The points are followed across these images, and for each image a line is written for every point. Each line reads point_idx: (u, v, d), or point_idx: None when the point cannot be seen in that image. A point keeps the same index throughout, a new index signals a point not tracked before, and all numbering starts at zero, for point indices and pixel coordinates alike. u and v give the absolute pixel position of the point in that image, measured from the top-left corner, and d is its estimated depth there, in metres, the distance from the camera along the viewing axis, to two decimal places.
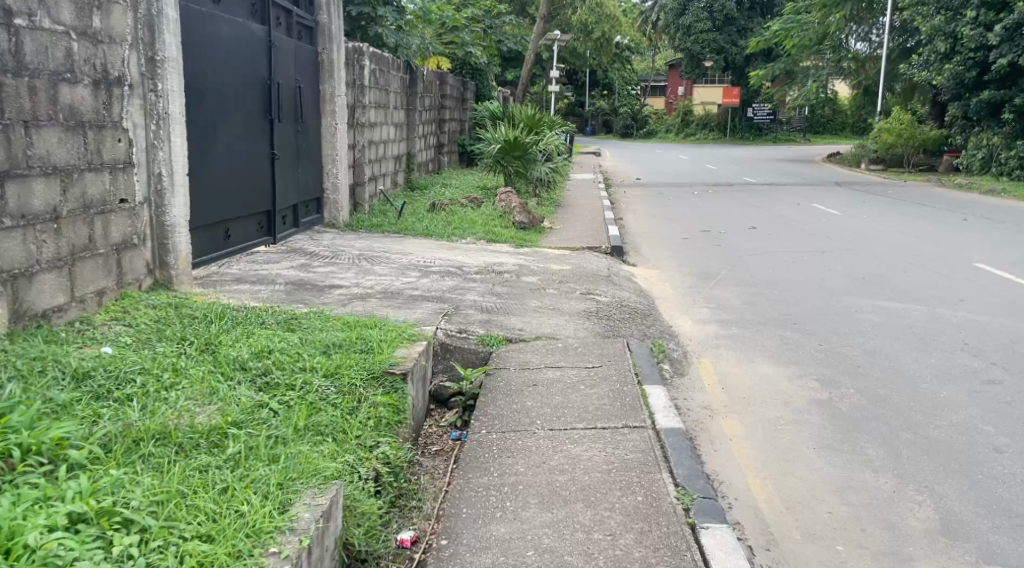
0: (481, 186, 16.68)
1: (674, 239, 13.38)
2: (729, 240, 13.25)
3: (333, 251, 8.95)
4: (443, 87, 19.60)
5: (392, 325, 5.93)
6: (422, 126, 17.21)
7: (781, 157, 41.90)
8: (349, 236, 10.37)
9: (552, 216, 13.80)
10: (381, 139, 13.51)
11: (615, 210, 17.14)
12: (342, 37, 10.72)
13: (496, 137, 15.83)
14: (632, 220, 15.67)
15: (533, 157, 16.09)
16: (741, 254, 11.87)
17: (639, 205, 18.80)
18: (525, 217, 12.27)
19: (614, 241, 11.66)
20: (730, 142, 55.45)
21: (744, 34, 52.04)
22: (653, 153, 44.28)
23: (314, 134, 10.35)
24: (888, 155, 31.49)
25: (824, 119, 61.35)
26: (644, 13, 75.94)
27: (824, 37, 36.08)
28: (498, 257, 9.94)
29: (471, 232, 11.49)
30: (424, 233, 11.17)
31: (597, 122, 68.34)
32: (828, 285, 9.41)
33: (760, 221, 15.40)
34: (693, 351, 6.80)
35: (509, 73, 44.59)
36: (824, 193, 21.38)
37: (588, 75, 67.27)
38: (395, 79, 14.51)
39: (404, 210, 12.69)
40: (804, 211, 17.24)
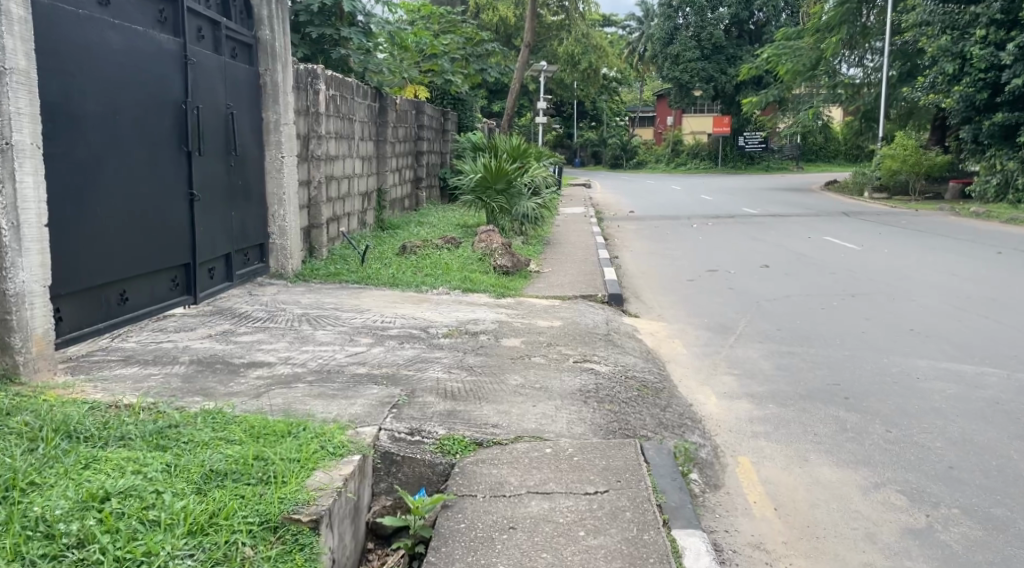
0: (460, 224, 15.09)
1: (678, 282, 11.85)
2: (740, 281, 11.71)
3: (272, 311, 7.35)
4: (421, 117, 18.11)
5: (314, 428, 4.29)
6: (395, 159, 15.68)
7: (776, 186, 40.52)
8: (299, 288, 8.78)
9: (538, 257, 12.22)
10: (342, 175, 11.96)
11: (610, 247, 15.59)
12: (289, 55, 9.22)
13: (476, 170, 14.28)
14: (628, 260, 14.10)
15: (518, 191, 14.53)
16: (757, 299, 10.33)
17: (634, 240, 17.30)
18: (508, 261, 10.66)
19: (612, 287, 10.06)
20: (723, 172, 54.18)
21: (734, 62, 51.16)
22: (644, 184, 42.91)
23: (254, 168, 8.77)
24: (891, 182, 30.15)
25: (816, 147, 60.42)
26: (630, 44, 75.00)
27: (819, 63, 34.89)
28: (476, 312, 8.34)
29: (446, 279, 9.89)
30: (390, 283, 9.58)
31: (586, 154, 67.10)
32: (871, 342, 7.87)
33: (772, 258, 13.87)
34: (724, 447, 5.19)
35: (493, 106, 43.25)
36: (832, 224, 19.90)
37: (575, 107, 66.06)
38: (360, 107, 12.99)
39: (369, 255, 11.10)
40: (816, 245, 15.78)
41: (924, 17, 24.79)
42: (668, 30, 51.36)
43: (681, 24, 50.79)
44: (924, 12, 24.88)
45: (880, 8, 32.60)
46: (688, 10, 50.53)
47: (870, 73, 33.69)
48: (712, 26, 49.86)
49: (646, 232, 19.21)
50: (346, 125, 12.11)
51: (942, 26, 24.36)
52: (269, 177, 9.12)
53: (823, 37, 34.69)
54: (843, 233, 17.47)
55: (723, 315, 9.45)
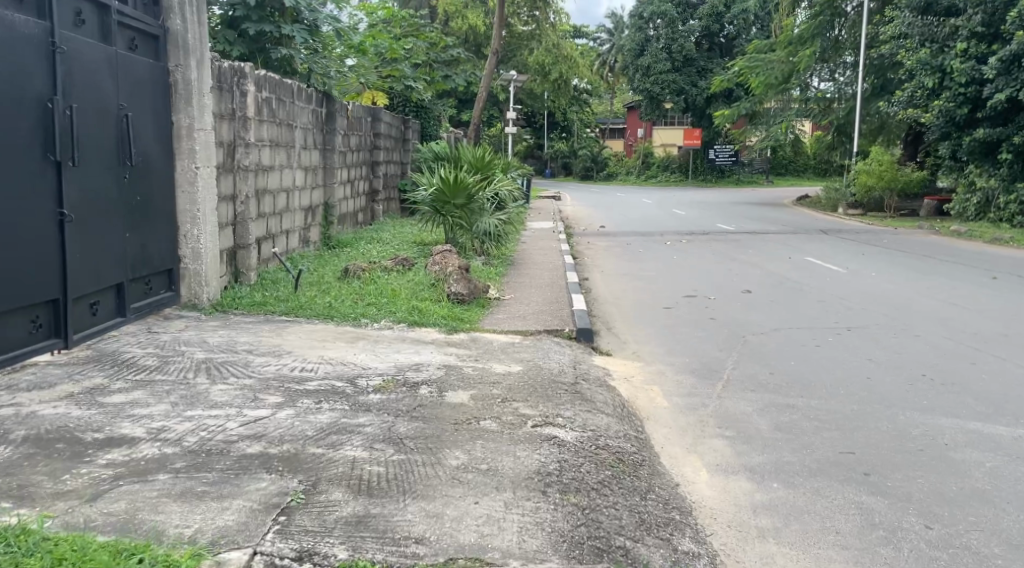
0: (416, 241, 13.80)
1: (652, 309, 10.71)
2: (720, 309, 10.60)
3: (166, 358, 6.05)
4: (377, 124, 16.84)
5: (154, 560, 3.17)
6: (346, 170, 14.40)
7: (749, 201, 39.66)
8: (213, 324, 7.49)
9: (499, 280, 10.98)
10: (279, 187, 10.73)
11: (579, 268, 14.38)
12: (205, 49, 8.04)
13: (432, 182, 13.00)
14: (599, 282, 12.91)
15: (479, 206, 13.27)
16: (740, 330, 9.22)
17: (605, 259, 16.12)
18: (463, 288, 9.38)
19: (580, 319, 8.82)
20: (693, 185, 53.31)
21: (704, 75, 50.35)
22: (615, 197, 41.84)
23: (161, 181, 7.59)
24: (867, 200, 29.32)
25: (785, 161, 59.90)
26: (601, 55, 74.27)
27: (792, 75, 34.05)
28: (420, 353, 7.05)
29: (392, 310, 8.58)
30: (326, 314, 8.25)
31: (556, 165, 66.06)
32: (879, 391, 6.74)
33: (754, 282, 12.75)
34: (723, 556, 4.01)
35: (461, 115, 42.01)
36: (812, 243, 18.83)
37: (545, 118, 64.98)
38: (302, 113, 11.72)
39: (306, 279, 9.79)
40: (801, 266, 14.71)
41: (903, 28, 23.77)
42: (639, 41, 50.51)
43: (652, 36, 49.97)
44: (903, 23, 23.84)
45: (855, 21, 31.88)
46: (658, 22, 49.70)
47: (842, 87, 32.89)
48: (682, 39, 49.10)
49: (618, 250, 18.04)
50: (284, 132, 10.87)
51: (920, 38, 23.27)
52: (179, 190, 7.90)
53: (795, 50, 33.88)
54: (826, 254, 16.41)
55: (703, 350, 8.34)
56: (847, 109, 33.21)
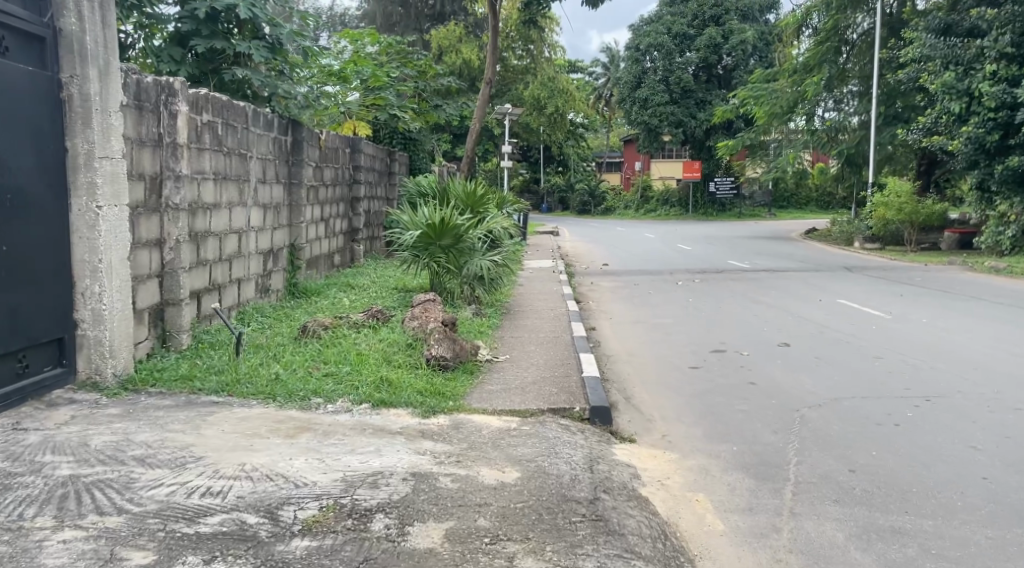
0: (397, 287, 11.98)
1: (677, 370, 8.87)
2: (759, 369, 8.76)
3: (9, 483, 4.33)
4: (359, 156, 15.09)
5: None
6: (319, 207, 12.62)
7: (755, 235, 38.01)
8: (112, 414, 5.70)
9: (493, 338, 9.15)
10: (229, 229, 8.97)
11: (585, 316, 12.55)
12: (114, 57, 6.37)
13: (414, 221, 11.20)
14: (610, 334, 11.08)
15: (468, 246, 11.44)
16: (792, 399, 7.38)
17: (611, 304, 14.28)
18: (446, 349, 7.54)
19: (595, 390, 6.96)
20: (695, 219, 51.65)
21: (703, 106, 48.83)
22: (615, 232, 40.18)
23: (41, 227, 5.90)
24: (885, 234, 27.89)
25: (787, 195, 58.40)
26: (596, 90, 73.16)
27: (799, 104, 32.35)
28: (381, 453, 5.22)
29: (355, 383, 6.71)
30: (267, 393, 6.40)
31: (553, 200, 64.48)
32: (1012, 503, 4.90)
33: (791, 333, 10.91)
34: None
35: (455, 151, 40.51)
36: (841, 283, 17.01)
37: (541, 152, 63.59)
38: (261, 141, 9.95)
39: (254, 340, 7.95)
40: (838, 311, 12.83)
41: (924, 52, 22.24)
42: (635, 73, 49.23)
43: (649, 68, 48.74)
44: (923, 46, 22.36)
45: (865, 49, 30.46)
46: (654, 54, 48.46)
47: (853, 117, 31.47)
48: (680, 70, 47.77)
49: (626, 292, 16.21)
50: (238, 163, 9.13)
51: (943, 62, 21.68)
52: (75, 236, 6.20)
53: (801, 79, 32.32)
54: (861, 296, 14.54)
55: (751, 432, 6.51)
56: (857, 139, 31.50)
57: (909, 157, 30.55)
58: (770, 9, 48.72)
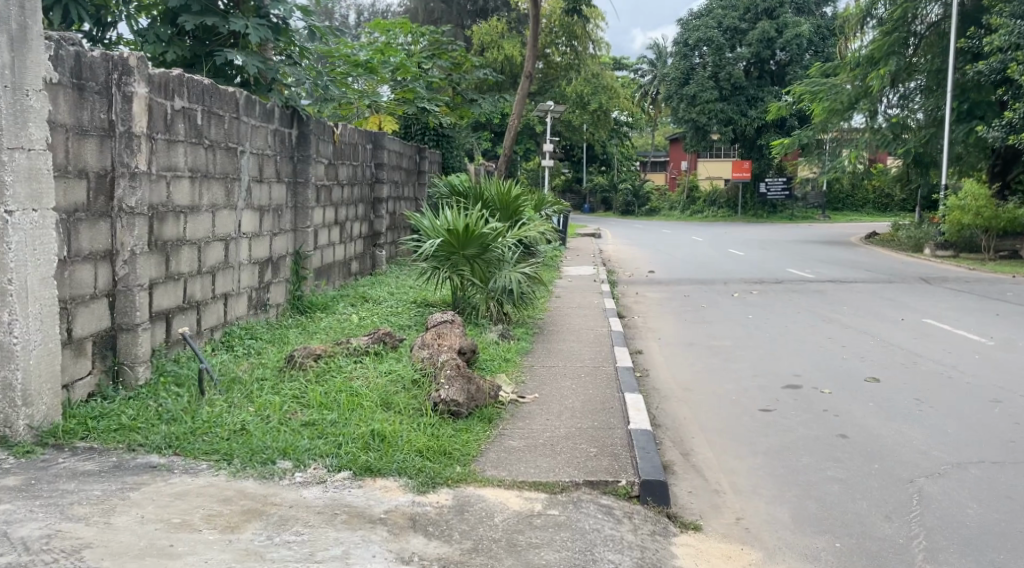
0: (416, 300, 10.54)
1: (747, 416, 7.28)
2: (851, 418, 7.17)
3: None
4: (383, 152, 13.60)
5: None
6: (331, 209, 11.14)
7: (810, 239, 36.03)
8: (10, 488, 4.36)
9: (522, 371, 7.63)
10: (214, 235, 7.50)
11: (632, 337, 11.01)
12: (36, 20, 5.01)
13: (435, 226, 9.76)
14: (663, 364, 9.50)
15: (496, 256, 9.95)
16: (905, 469, 5.98)
17: (660, 321, 12.70)
18: (460, 392, 6.02)
19: (644, 451, 5.49)
20: (744, 221, 49.66)
21: (755, 104, 46.76)
22: (661, 233, 38.42)
23: None
24: (959, 238, 25.99)
25: (841, 196, 56.13)
26: (641, 87, 71.22)
27: (861, 99, 30.11)
28: (349, 562, 3.84)
29: (339, 438, 5.26)
30: (227, 450, 4.97)
31: (595, 199, 62.71)
32: None
33: (879, 367, 9.26)
34: None
35: (495, 149, 39.06)
36: (920, 300, 15.31)
37: (584, 150, 61.90)
38: (258, 132, 8.46)
39: (230, 370, 6.54)
40: (926, 338, 11.19)
41: (1011, 39, 21.03)
42: (683, 70, 47.37)
43: (698, 64, 46.90)
44: (1009, 33, 21.17)
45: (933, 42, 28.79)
46: (704, 49, 46.67)
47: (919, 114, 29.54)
48: (730, 66, 45.85)
49: (677, 305, 14.65)
50: (226, 157, 7.66)
51: None
52: None
53: (863, 73, 30.33)
54: (947, 318, 12.87)
55: (856, 533, 5.03)
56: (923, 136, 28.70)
57: (980, 157, 28.46)
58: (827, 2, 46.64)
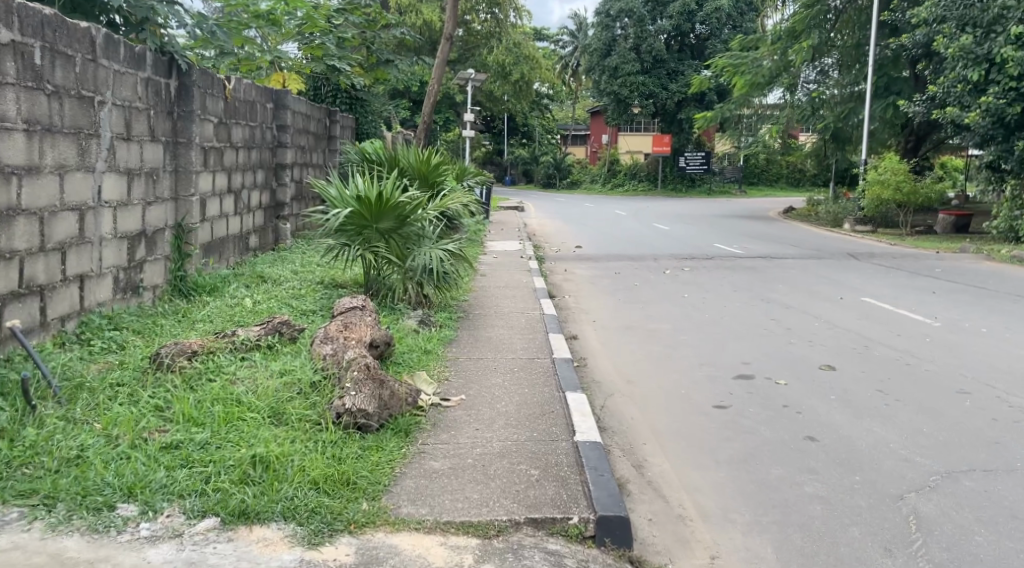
0: (324, 280, 9.30)
1: (698, 411, 6.24)
2: (819, 413, 6.17)
3: None
4: (287, 114, 12.24)
5: None
6: (223, 175, 9.79)
7: (733, 213, 35.71)
8: None
9: (445, 368, 6.53)
10: (62, 204, 6.28)
11: (566, 320, 9.99)
12: None
13: (344, 196, 8.53)
14: (600, 351, 8.49)
15: (416, 231, 8.79)
16: (890, 482, 4.87)
17: (593, 301, 11.66)
18: (369, 400, 4.87)
19: (599, 472, 4.45)
20: (664, 195, 49.28)
21: (675, 77, 46.25)
22: (583, 207, 37.63)
23: None
24: (877, 214, 25.73)
25: (758, 170, 56.22)
26: (563, 60, 70.27)
27: (781, 75, 29.61)
28: None
29: (209, 468, 4.06)
30: (51, 488, 3.82)
31: (517, 172, 61.77)
32: None
33: (835, 350, 8.37)
34: None
35: (413, 119, 37.65)
36: (857, 276, 14.66)
37: (505, 122, 60.77)
38: (123, 78, 7.17)
39: (79, 373, 5.28)
40: (872, 316, 10.25)
41: (936, 11, 20.55)
42: (605, 41, 46.43)
43: (620, 35, 46.01)
44: (936, 6, 20.66)
45: (846, 15, 28.23)
46: (626, 20, 45.77)
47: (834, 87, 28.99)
48: (651, 38, 45.09)
49: (609, 282, 13.71)
50: (79, 107, 6.48)
51: (958, 23, 19.82)
52: None
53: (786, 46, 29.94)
54: (891, 294, 12.09)
55: None
56: (837, 112, 28.46)
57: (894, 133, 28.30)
58: None
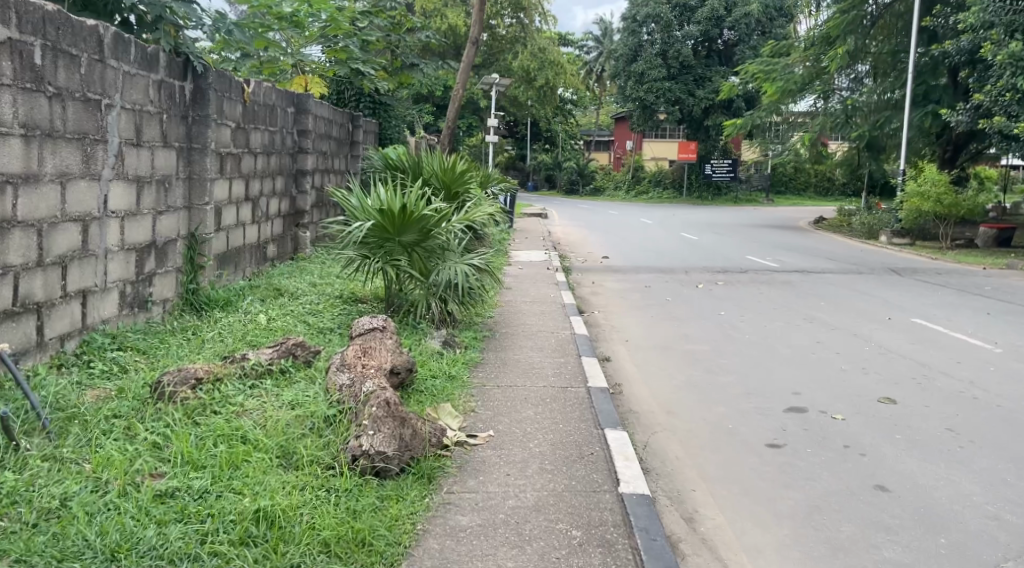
0: (344, 295, 8.83)
1: (747, 451, 5.74)
2: (886, 457, 5.63)
3: None
4: (309, 118, 11.77)
5: None
6: (241, 183, 9.33)
7: (760, 223, 34.96)
8: None
9: (471, 398, 6.02)
10: (63, 215, 5.82)
11: (598, 340, 9.46)
12: None
13: (365, 207, 8.04)
14: (635, 376, 7.96)
15: (441, 244, 8.29)
16: (981, 547, 4.34)
17: (624, 318, 11.12)
18: (389, 441, 4.37)
19: (653, 537, 3.94)
20: (689, 203, 48.54)
21: (702, 84, 45.54)
22: (608, 215, 36.99)
23: None
24: (914, 226, 24.98)
25: (784, 179, 55.37)
26: (587, 65, 69.69)
27: (814, 82, 29.17)
28: None
29: (206, 526, 3.57)
30: (24, 549, 3.34)
31: (540, 178, 61.21)
32: None
33: (891, 380, 7.80)
34: None
35: (437, 124, 37.27)
36: (901, 294, 14.05)
37: (529, 128, 60.23)
38: (134, 80, 6.73)
39: (73, 402, 4.80)
40: (924, 340, 9.70)
41: (983, 17, 20.06)
42: (631, 47, 45.86)
43: (646, 41, 45.43)
44: (982, 12, 20.13)
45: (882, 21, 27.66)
46: (653, 26, 45.20)
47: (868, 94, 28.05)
48: (678, 44, 44.46)
49: (641, 297, 13.15)
50: (84, 111, 6.04)
51: (1006, 29, 19.70)
52: None
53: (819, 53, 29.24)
54: (940, 315, 11.50)
55: None
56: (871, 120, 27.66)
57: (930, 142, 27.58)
58: None
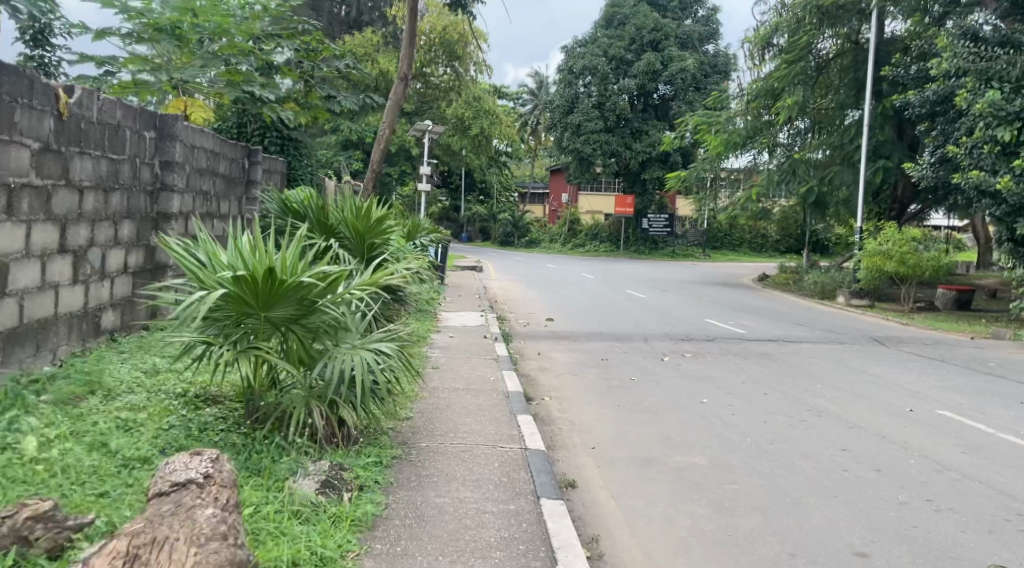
0: (189, 389, 6.08)
1: None
2: None
3: None
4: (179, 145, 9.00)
5: None
6: (48, 226, 6.51)
7: (706, 279, 33.00)
8: None
9: None
10: None
11: (556, 452, 6.86)
12: None
13: (217, 269, 5.32)
14: (620, 525, 5.37)
15: (333, 324, 5.59)
16: None
17: (584, 408, 8.59)
18: None
19: None
20: (627, 258, 46.58)
21: (639, 136, 43.85)
22: (542, 268, 34.65)
23: None
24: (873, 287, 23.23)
25: (720, 233, 53.90)
26: (522, 116, 67.95)
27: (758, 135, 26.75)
28: None
29: None
30: None
31: (473, 229, 58.89)
32: None
33: (984, 533, 5.46)
34: None
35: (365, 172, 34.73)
36: (902, 372, 11.91)
37: (462, 178, 57.97)
38: None
39: None
40: (979, 450, 7.57)
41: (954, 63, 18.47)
42: (568, 97, 44.07)
43: (583, 92, 43.68)
44: (953, 57, 18.51)
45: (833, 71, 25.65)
46: (589, 77, 43.37)
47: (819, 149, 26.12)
48: (615, 96, 42.74)
49: (598, 374, 10.69)
50: None
51: (979, 77, 17.93)
52: None
53: None
54: (970, 409, 9.34)
55: None
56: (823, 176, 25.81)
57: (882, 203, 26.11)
58: (711, 39, 44.01)
